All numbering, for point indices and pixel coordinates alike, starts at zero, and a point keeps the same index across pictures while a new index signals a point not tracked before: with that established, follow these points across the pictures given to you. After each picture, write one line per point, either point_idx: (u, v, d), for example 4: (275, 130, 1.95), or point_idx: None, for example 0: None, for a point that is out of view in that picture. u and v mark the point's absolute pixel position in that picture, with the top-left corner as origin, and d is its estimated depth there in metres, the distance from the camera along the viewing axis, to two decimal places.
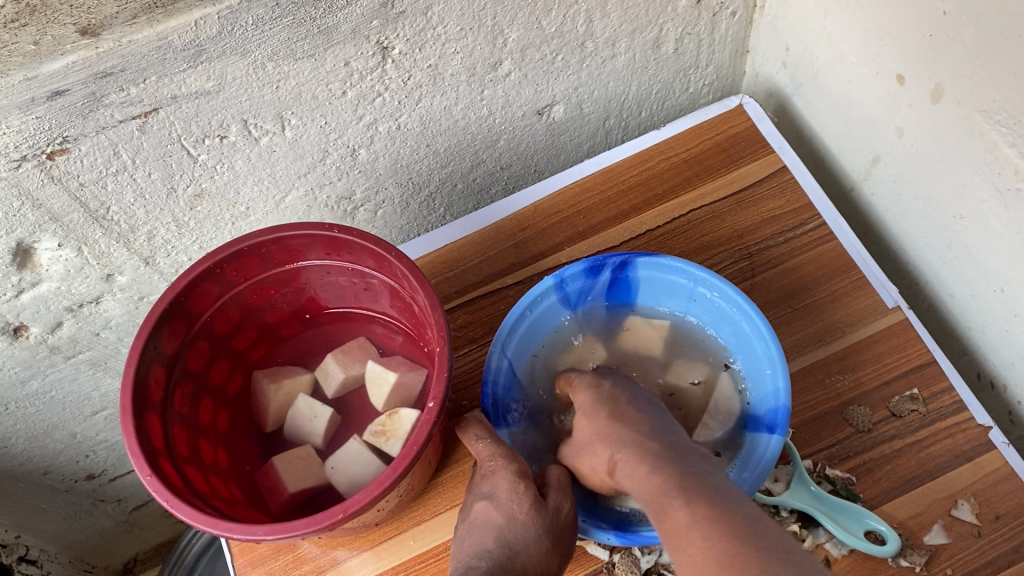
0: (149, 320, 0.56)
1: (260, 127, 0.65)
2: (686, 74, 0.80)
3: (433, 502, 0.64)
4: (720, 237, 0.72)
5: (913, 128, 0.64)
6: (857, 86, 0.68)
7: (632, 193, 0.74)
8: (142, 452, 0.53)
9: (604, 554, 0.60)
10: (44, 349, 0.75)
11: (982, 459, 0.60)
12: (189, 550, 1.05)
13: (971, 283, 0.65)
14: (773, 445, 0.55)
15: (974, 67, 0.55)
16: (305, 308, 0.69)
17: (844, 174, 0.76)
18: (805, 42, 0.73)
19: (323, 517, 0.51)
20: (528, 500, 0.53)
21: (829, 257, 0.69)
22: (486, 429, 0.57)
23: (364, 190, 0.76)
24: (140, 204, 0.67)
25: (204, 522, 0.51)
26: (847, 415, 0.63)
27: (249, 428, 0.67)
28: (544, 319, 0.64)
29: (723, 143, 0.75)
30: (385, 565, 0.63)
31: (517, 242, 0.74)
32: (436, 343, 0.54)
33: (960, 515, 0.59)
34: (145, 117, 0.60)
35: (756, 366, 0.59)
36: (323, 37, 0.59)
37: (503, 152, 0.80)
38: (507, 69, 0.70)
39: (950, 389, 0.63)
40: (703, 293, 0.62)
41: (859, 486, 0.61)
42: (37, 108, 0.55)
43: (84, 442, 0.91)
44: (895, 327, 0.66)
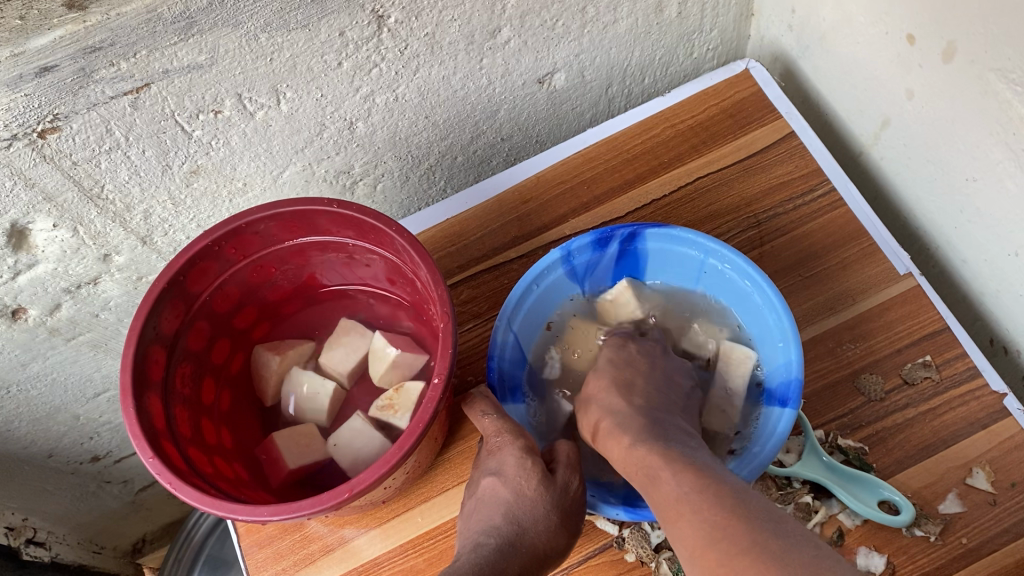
0: (147, 300, 0.55)
1: (255, 101, 0.64)
2: (690, 38, 0.78)
3: (440, 479, 0.64)
4: (727, 205, 0.70)
5: (924, 89, 0.62)
6: (866, 47, 0.67)
7: (636, 162, 0.73)
8: (144, 434, 0.52)
9: (612, 529, 0.60)
10: (43, 331, 0.74)
11: (997, 426, 0.59)
12: (197, 530, 1.05)
13: (984, 248, 0.63)
14: (786, 419, 0.54)
15: (988, 24, 0.53)
16: (306, 285, 0.68)
17: (853, 138, 0.75)
18: (812, 4, 0.71)
19: (329, 497, 0.50)
20: (536, 476, 0.52)
21: (839, 224, 0.68)
22: (492, 405, 0.56)
23: (363, 164, 0.75)
24: (135, 181, 0.65)
25: (209, 504, 0.50)
26: (859, 383, 0.62)
27: (254, 407, 0.66)
28: (550, 293, 0.63)
29: (728, 110, 0.74)
30: (393, 542, 0.62)
31: (519, 215, 0.72)
32: (439, 318, 0.53)
33: (975, 483, 0.58)
34: (137, 92, 0.58)
35: (768, 339, 0.58)
36: (317, 6, 0.58)
37: (505, 123, 0.79)
38: (506, 36, 0.69)
39: (964, 356, 0.62)
40: (714, 265, 0.61)
41: (872, 457, 0.60)
42: (25, 85, 0.53)
43: (88, 424, 0.90)
44: (906, 294, 0.65)
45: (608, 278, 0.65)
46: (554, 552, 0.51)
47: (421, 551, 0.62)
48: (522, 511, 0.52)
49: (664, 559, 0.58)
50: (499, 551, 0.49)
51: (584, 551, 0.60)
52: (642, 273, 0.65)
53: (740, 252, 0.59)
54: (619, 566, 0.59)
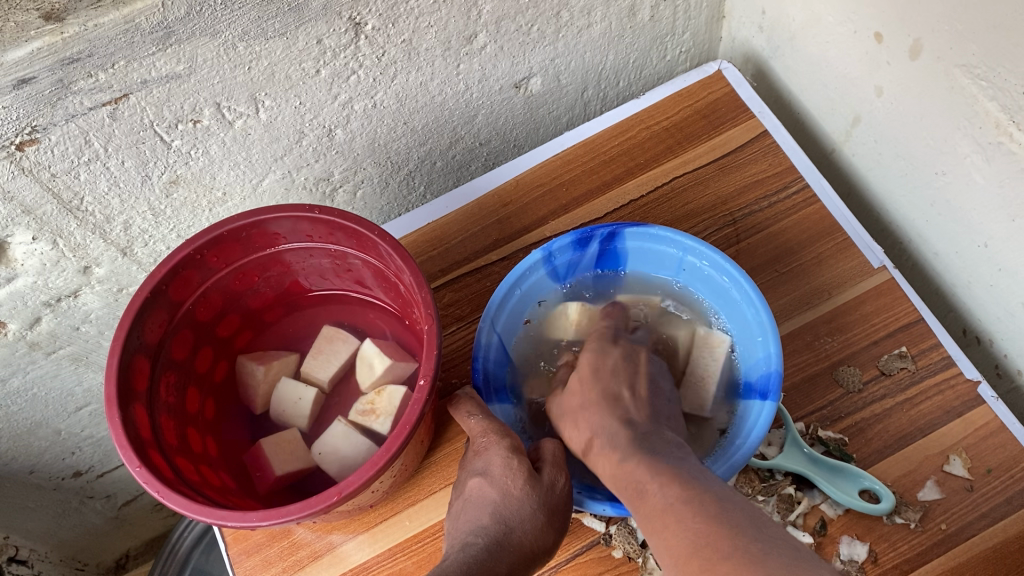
0: (130, 310, 0.55)
1: (234, 110, 0.64)
2: (663, 41, 0.80)
3: (427, 481, 0.64)
4: (703, 204, 0.71)
5: (893, 86, 0.64)
6: (835, 46, 0.68)
7: (613, 164, 0.74)
8: (130, 444, 0.52)
9: (599, 526, 0.60)
10: (23, 346, 0.74)
11: (972, 414, 0.61)
12: (181, 543, 1.04)
13: (955, 240, 0.65)
14: (767, 411, 0.55)
15: (952, 22, 0.55)
16: (289, 292, 0.68)
17: (825, 136, 0.76)
18: (781, 5, 0.72)
19: (317, 501, 0.50)
20: (522, 475, 0.53)
21: (813, 220, 0.69)
22: (477, 405, 0.56)
23: (342, 171, 0.75)
24: (114, 192, 0.65)
25: (197, 511, 0.51)
26: (837, 375, 0.63)
27: (239, 414, 0.67)
28: (533, 294, 0.64)
29: (702, 110, 0.75)
30: (381, 546, 0.62)
31: (500, 218, 0.73)
32: (424, 321, 0.54)
33: (952, 470, 0.59)
34: (115, 102, 0.58)
35: (748, 333, 0.59)
36: (294, 15, 0.58)
37: (483, 128, 0.80)
38: (483, 42, 0.70)
39: (938, 346, 0.63)
40: (692, 262, 0.61)
41: (852, 447, 0.61)
42: (3, 97, 0.53)
43: (69, 439, 0.90)
44: (881, 288, 0.66)
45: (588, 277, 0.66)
46: (543, 549, 0.52)
47: (409, 554, 0.62)
48: (509, 510, 0.52)
49: (651, 555, 0.59)
50: (487, 549, 0.50)
51: (571, 549, 0.60)
52: (622, 272, 0.66)
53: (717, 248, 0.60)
54: (606, 563, 0.59)
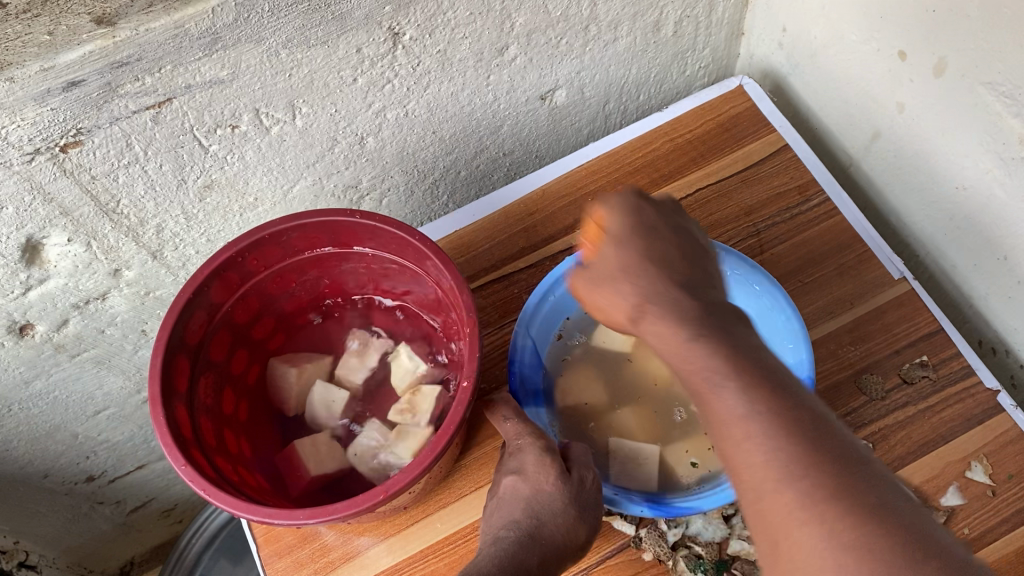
0: (173, 309, 0.55)
1: (272, 116, 0.65)
2: (684, 57, 0.81)
3: (458, 485, 0.65)
4: (727, 215, 0.73)
5: (914, 102, 0.66)
6: (857, 64, 0.70)
7: (637, 175, 0.75)
8: (175, 442, 0.53)
9: (629, 529, 0.61)
10: (49, 348, 0.74)
11: (992, 421, 0.62)
12: (190, 549, 1.04)
13: (973, 252, 0.67)
14: (798, 417, 0.56)
15: (976, 41, 0.57)
16: (322, 296, 0.69)
17: (842, 150, 0.78)
18: (803, 23, 0.74)
19: (364, 500, 0.51)
20: (554, 470, 0.55)
21: (834, 232, 0.71)
22: (513, 410, 0.58)
23: (370, 178, 0.76)
24: (150, 196, 0.66)
25: (244, 509, 0.51)
26: (861, 383, 0.65)
27: (272, 416, 0.67)
28: (567, 301, 0.66)
29: (724, 124, 0.77)
30: (413, 549, 0.63)
31: (526, 227, 0.74)
32: (465, 326, 0.55)
33: (974, 476, 0.61)
34: (158, 107, 0.59)
35: (777, 340, 0.61)
36: (337, 23, 0.59)
37: (507, 138, 0.81)
38: (513, 53, 0.71)
39: (958, 355, 0.65)
40: (723, 271, 0.64)
41: (876, 453, 0.62)
42: (53, 99, 0.54)
43: (85, 443, 0.89)
44: (902, 298, 0.68)
45: None
46: (575, 545, 0.53)
47: (441, 556, 0.63)
48: (543, 507, 0.53)
49: (681, 557, 0.60)
50: (523, 544, 0.51)
51: (602, 551, 0.61)
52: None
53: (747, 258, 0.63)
54: (635, 565, 0.60)
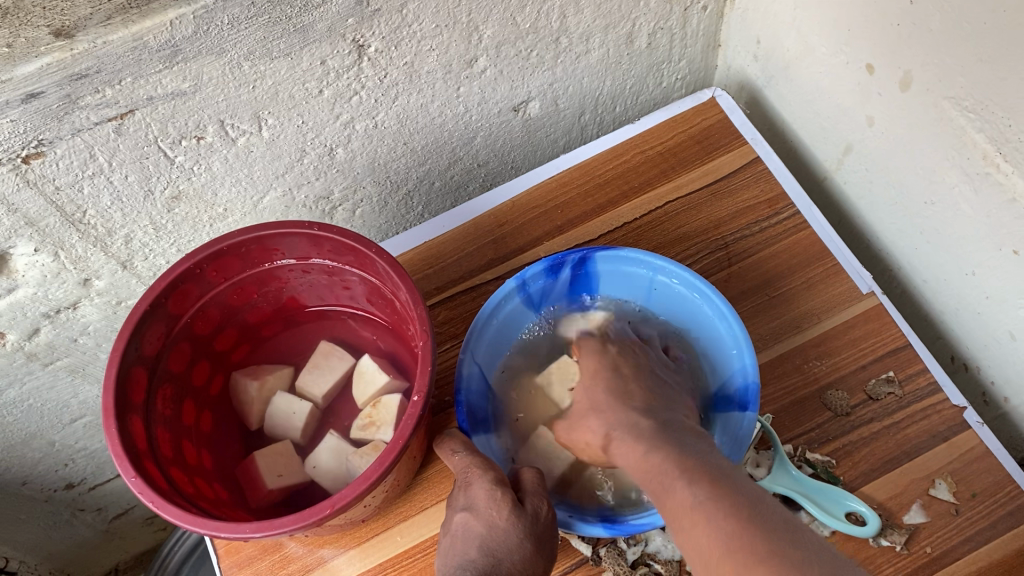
0: (130, 321, 0.56)
1: (237, 128, 0.65)
2: (659, 68, 0.81)
3: (419, 497, 0.65)
4: (696, 227, 0.73)
5: (883, 116, 0.65)
6: (828, 77, 0.70)
7: (608, 187, 0.75)
8: (126, 454, 0.53)
9: (586, 548, 0.61)
10: (21, 356, 0.75)
11: (958, 438, 0.62)
12: (171, 557, 1.04)
13: (942, 267, 0.66)
14: (748, 421, 0.56)
15: (941, 55, 0.56)
16: (285, 307, 0.69)
17: (816, 163, 0.78)
18: (775, 36, 0.74)
19: (310, 514, 0.51)
20: (507, 505, 0.54)
21: (804, 246, 0.71)
22: (462, 442, 0.58)
23: (342, 189, 0.76)
24: (117, 206, 0.66)
25: (191, 522, 0.51)
26: (826, 399, 0.64)
27: (235, 428, 0.67)
28: (510, 322, 0.65)
29: (696, 136, 0.76)
30: (371, 562, 0.63)
31: (495, 238, 0.74)
32: (419, 337, 0.55)
33: (938, 494, 0.60)
34: (121, 118, 0.59)
35: (721, 346, 0.61)
36: (300, 36, 0.59)
37: (481, 149, 0.81)
38: (482, 65, 0.71)
39: (924, 371, 0.64)
40: (662, 280, 0.63)
41: (839, 469, 0.62)
42: (12, 111, 0.54)
43: (63, 450, 0.90)
44: (869, 312, 0.67)
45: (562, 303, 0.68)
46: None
47: (399, 570, 0.62)
48: (498, 543, 0.52)
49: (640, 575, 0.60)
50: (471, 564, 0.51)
51: (561, 567, 0.61)
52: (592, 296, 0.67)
53: (685, 265, 0.62)
54: None
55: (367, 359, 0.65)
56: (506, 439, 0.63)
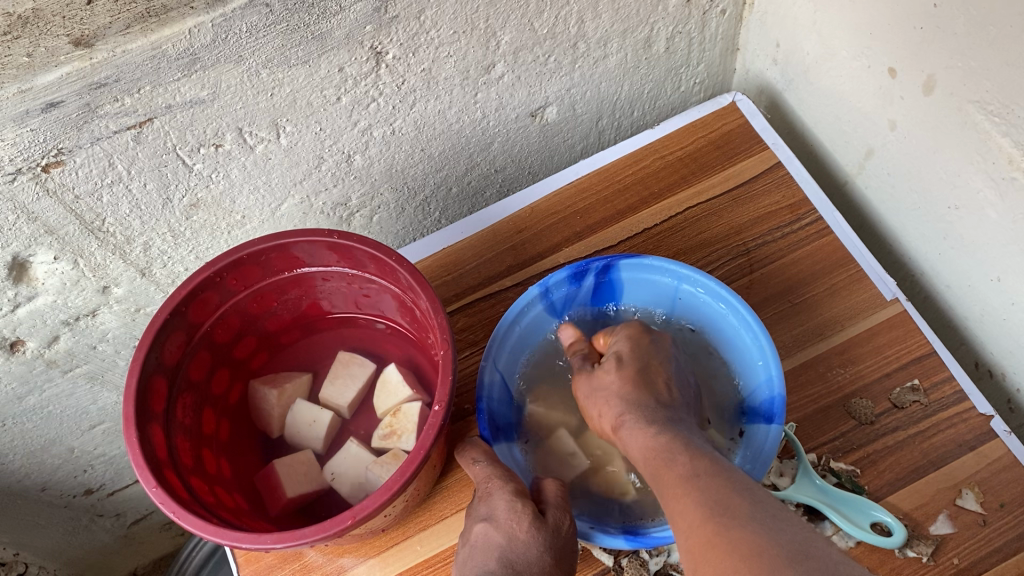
0: (149, 330, 0.55)
1: (255, 135, 0.65)
2: (677, 72, 0.81)
3: (439, 506, 0.64)
4: (717, 233, 0.72)
5: (906, 120, 0.64)
6: (849, 81, 0.69)
7: (627, 193, 0.75)
8: (147, 464, 0.53)
9: (607, 558, 0.60)
10: (41, 363, 0.75)
11: (984, 448, 0.61)
12: (190, 562, 1.04)
13: (968, 274, 0.65)
14: (773, 434, 0.56)
15: (966, 59, 0.56)
16: (304, 315, 0.69)
17: (837, 167, 0.77)
18: (795, 39, 0.73)
19: (331, 525, 0.50)
20: (527, 517, 0.53)
21: (826, 252, 0.70)
22: (483, 452, 0.58)
23: (359, 196, 0.76)
24: (136, 214, 0.66)
25: (212, 532, 0.51)
26: (849, 407, 0.63)
27: (255, 437, 0.67)
28: (532, 330, 0.65)
29: (716, 141, 0.76)
30: (392, 571, 0.63)
31: (514, 245, 0.74)
32: (439, 346, 0.54)
33: (965, 504, 0.59)
34: (140, 126, 0.59)
35: (746, 357, 0.61)
36: (317, 43, 0.59)
37: (498, 155, 0.81)
38: (500, 71, 0.71)
39: (950, 379, 0.63)
40: (688, 290, 0.63)
41: (864, 479, 0.61)
42: (31, 121, 0.54)
43: (82, 456, 0.90)
44: (894, 319, 0.66)
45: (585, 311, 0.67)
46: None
47: None
48: (517, 555, 0.52)
49: None
50: None
51: None
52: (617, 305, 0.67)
53: (711, 275, 0.62)
54: None
55: (390, 368, 0.65)
56: (531, 450, 0.63)
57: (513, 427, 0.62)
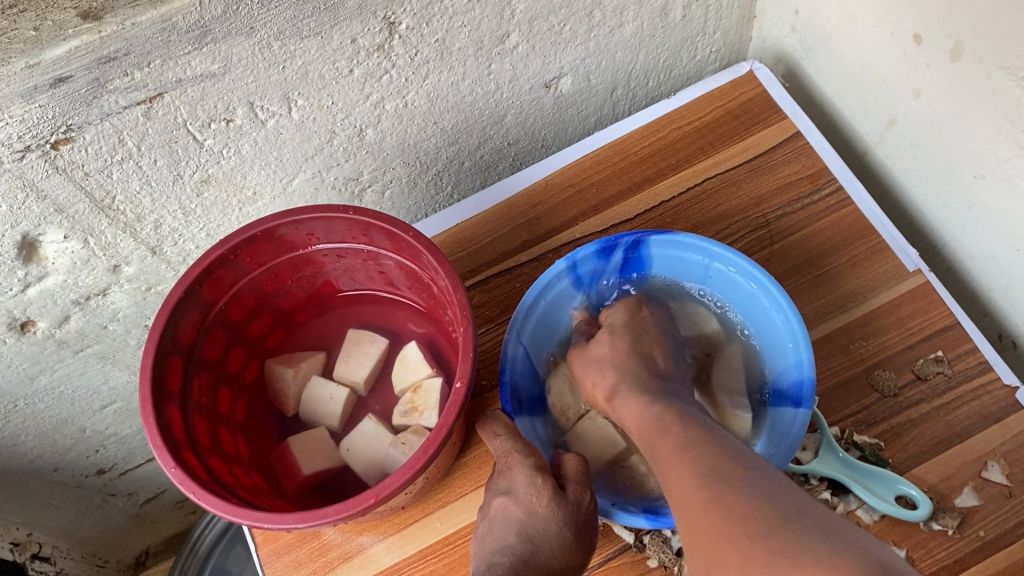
0: (165, 309, 0.55)
1: (267, 110, 0.64)
2: (693, 42, 0.79)
3: (458, 483, 0.64)
4: (736, 206, 0.71)
5: (930, 88, 0.63)
6: (872, 48, 0.67)
7: (644, 165, 0.73)
8: (165, 444, 0.52)
9: (628, 535, 0.60)
10: (52, 344, 0.74)
11: (1010, 420, 0.60)
12: (203, 541, 1.03)
13: (992, 244, 0.64)
14: (801, 417, 0.55)
15: (995, 24, 0.54)
16: (319, 293, 0.68)
17: (858, 137, 0.76)
18: (815, 6, 0.72)
19: (355, 503, 0.50)
20: (548, 493, 0.53)
21: (847, 223, 0.69)
22: (503, 426, 0.57)
23: (371, 170, 0.75)
24: (146, 192, 0.65)
25: (233, 512, 0.50)
26: (873, 380, 0.63)
27: (271, 415, 0.67)
28: (557, 303, 0.64)
29: (735, 111, 0.74)
30: (412, 549, 0.62)
31: (529, 219, 0.73)
32: (460, 322, 0.54)
33: (990, 477, 0.59)
34: (150, 102, 0.58)
35: (777, 338, 0.60)
36: (330, 14, 0.58)
37: (512, 128, 0.79)
38: (514, 41, 0.69)
39: (975, 350, 0.63)
40: (719, 268, 0.62)
41: (888, 452, 0.60)
42: (40, 96, 0.53)
43: (94, 437, 0.89)
44: (916, 291, 0.65)
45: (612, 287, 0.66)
46: (572, 568, 0.52)
47: (440, 556, 0.62)
48: (537, 530, 0.52)
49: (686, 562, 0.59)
50: (514, 568, 0.50)
51: (605, 552, 0.60)
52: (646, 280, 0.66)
53: (744, 254, 0.60)
54: (639, 567, 0.59)
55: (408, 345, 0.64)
56: (551, 426, 0.62)
57: (533, 403, 0.61)
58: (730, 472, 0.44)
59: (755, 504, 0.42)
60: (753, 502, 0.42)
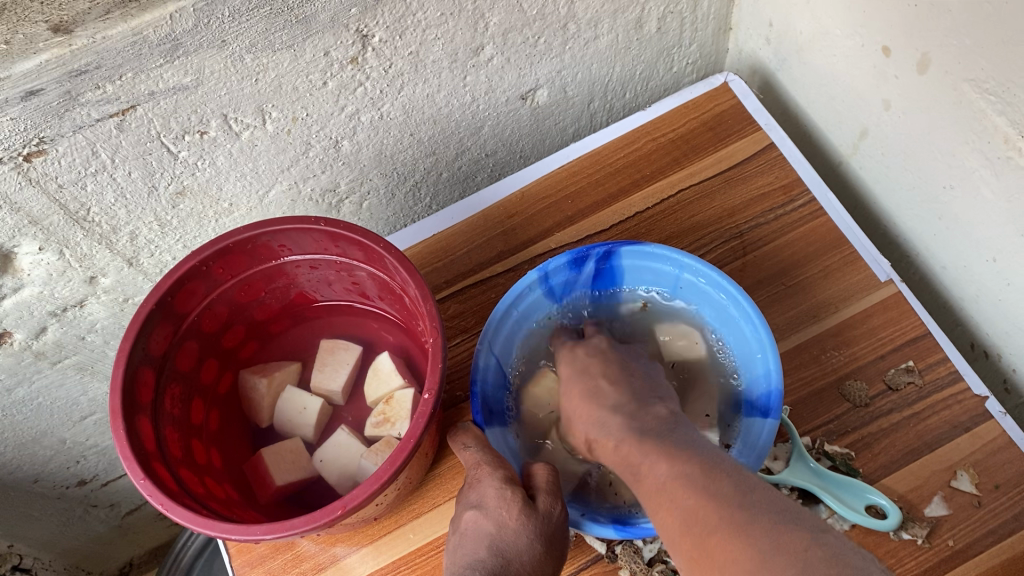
0: (135, 321, 0.55)
1: (241, 122, 0.64)
2: (669, 53, 0.80)
3: (431, 495, 0.64)
4: (709, 217, 0.71)
5: (900, 100, 0.64)
6: (843, 61, 0.68)
7: (619, 175, 0.74)
8: (135, 456, 0.52)
9: (600, 546, 0.60)
10: (29, 355, 0.74)
11: (980, 429, 0.60)
12: (185, 551, 1.03)
13: (962, 254, 0.65)
14: (769, 428, 0.55)
15: (960, 37, 0.55)
16: (293, 303, 0.69)
17: (831, 148, 0.76)
18: (789, 18, 0.72)
19: (322, 515, 0.50)
20: (517, 506, 0.53)
21: (820, 233, 0.69)
22: (474, 438, 0.57)
23: (349, 181, 0.75)
24: (121, 203, 0.65)
25: (201, 524, 0.50)
26: (844, 390, 0.63)
27: (245, 426, 0.67)
28: (530, 314, 0.64)
29: (709, 122, 0.75)
30: (384, 560, 0.62)
31: (505, 230, 0.73)
32: (429, 334, 0.54)
33: (959, 486, 0.59)
34: (123, 114, 0.58)
35: (746, 349, 0.60)
36: (302, 27, 0.58)
37: (489, 139, 0.80)
38: (489, 54, 0.70)
39: (945, 360, 0.63)
40: (689, 279, 0.62)
41: (859, 462, 0.61)
42: (11, 109, 0.53)
43: (74, 447, 0.89)
44: (888, 301, 0.66)
45: (585, 296, 0.66)
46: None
47: (411, 568, 0.62)
48: (507, 543, 0.52)
49: (657, 572, 0.59)
50: None
51: (577, 563, 0.60)
52: (618, 292, 0.66)
53: (714, 265, 0.61)
54: None
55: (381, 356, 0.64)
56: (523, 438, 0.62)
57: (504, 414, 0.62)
58: (739, 486, 0.44)
59: (755, 526, 0.42)
60: (754, 517, 0.42)
